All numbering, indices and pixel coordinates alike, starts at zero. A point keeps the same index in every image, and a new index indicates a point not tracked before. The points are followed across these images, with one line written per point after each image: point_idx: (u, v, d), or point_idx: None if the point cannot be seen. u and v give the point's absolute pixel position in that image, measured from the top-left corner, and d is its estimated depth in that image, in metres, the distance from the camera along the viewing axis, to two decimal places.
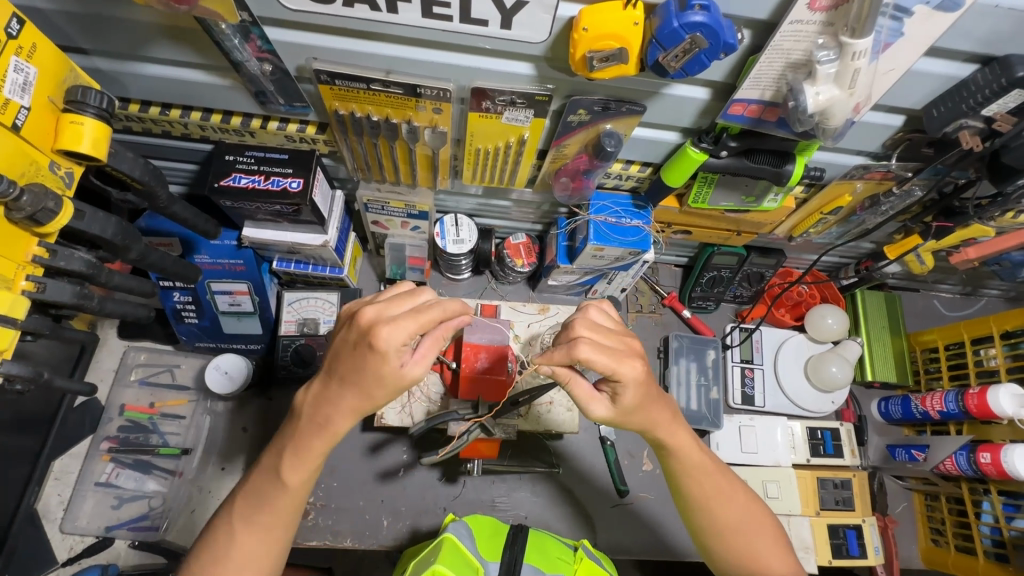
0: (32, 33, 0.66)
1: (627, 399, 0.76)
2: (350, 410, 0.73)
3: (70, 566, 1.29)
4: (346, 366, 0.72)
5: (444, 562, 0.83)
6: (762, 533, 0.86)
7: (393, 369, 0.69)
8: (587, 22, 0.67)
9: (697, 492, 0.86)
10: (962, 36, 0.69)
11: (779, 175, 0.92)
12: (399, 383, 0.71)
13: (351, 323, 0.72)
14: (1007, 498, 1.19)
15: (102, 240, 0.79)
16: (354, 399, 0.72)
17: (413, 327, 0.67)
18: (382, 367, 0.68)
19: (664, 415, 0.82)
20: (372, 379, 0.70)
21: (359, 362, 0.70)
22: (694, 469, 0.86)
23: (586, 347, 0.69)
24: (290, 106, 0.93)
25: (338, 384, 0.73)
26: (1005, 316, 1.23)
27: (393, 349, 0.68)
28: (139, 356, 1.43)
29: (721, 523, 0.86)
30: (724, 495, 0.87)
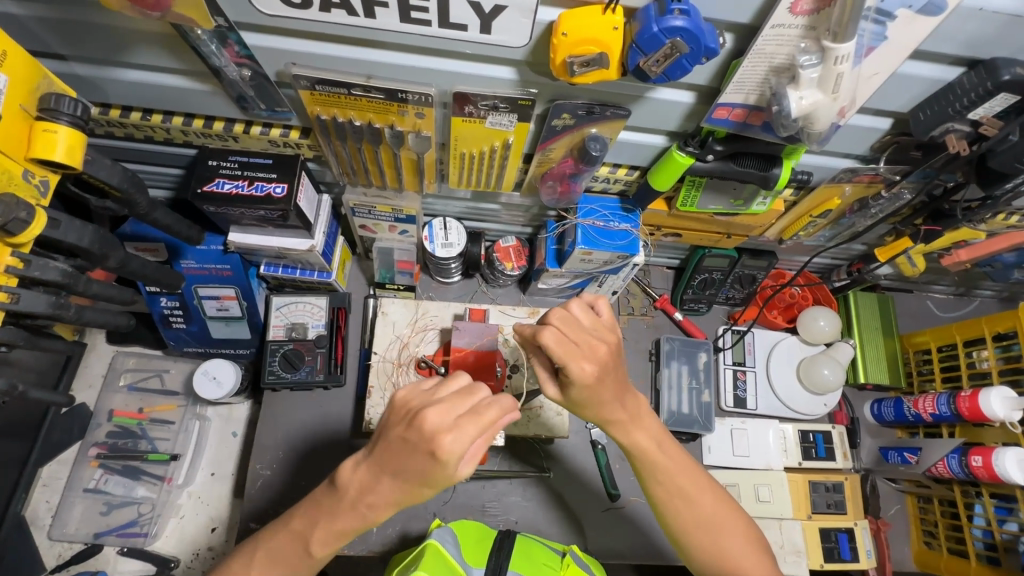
0: (2, 40, 0.65)
1: (575, 395, 0.75)
2: (391, 501, 0.68)
3: (58, 573, 1.28)
4: (397, 463, 0.66)
5: (427, 569, 0.83)
6: (730, 531, 0.85)
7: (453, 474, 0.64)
8: (566, 27, 0.66)
9: (660, 493, 0.86)
10: (946, 39, 0.68)
11: (767, 178, 0.91)
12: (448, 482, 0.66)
13: (405, 420, 0.66)
14: (999, 500, 1.19)
15: (79, 249, 0.78)
16: (400, 490, 0.67)
17: (476, 433, 0.63)
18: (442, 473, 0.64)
19: (622, 414, 0.82)
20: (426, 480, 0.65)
21: (414, 461, 0.64)
22: (657, 468, 0.85)
23: (549, 333, 0.71)
24: (272, 111, 0.92)
25: (384, 474, 0.67)
26: (998, 318, 1.22)
27: (453, 456, 0.63)
28: (128, 361, 1.41)
29: (687, 522, 0.85)
30: (688, 493, 0.85)
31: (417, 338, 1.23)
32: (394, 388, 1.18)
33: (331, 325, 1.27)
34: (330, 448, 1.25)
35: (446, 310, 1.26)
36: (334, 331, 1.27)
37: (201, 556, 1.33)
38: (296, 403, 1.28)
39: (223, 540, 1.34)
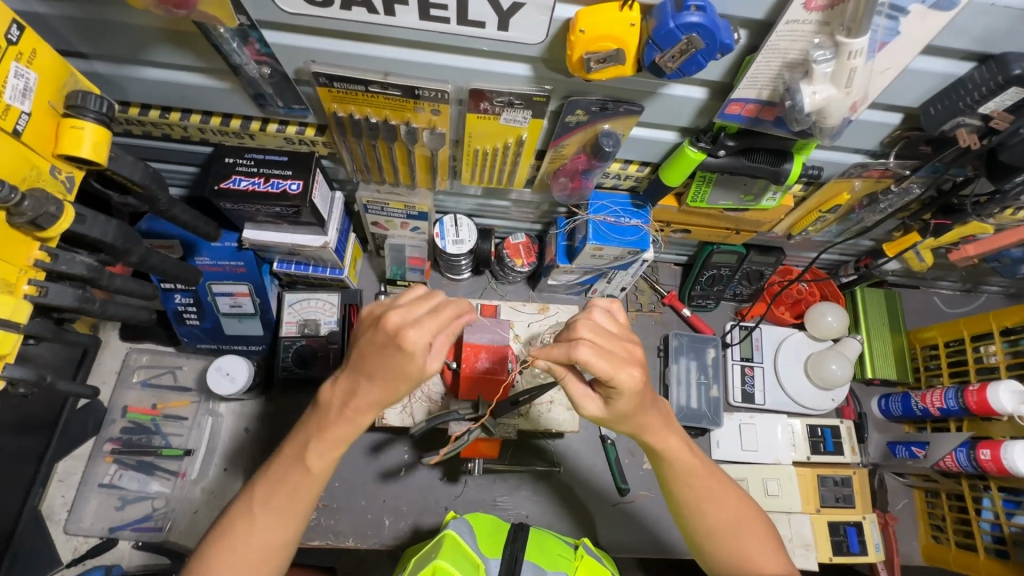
0: (32, 39, 0.66)
1: (623, 405, 0.76)
2: (375, 403, 0.74)
3: (74, 567, 1.30)
4: (371, 367, 0.71)
5: (446, 558, 0.84)
6: (754, 533, 0.86)
7: (418, 372, 0.69)
8: (583, 23, 0.67)
9: (688, 493, 0.87)
10: (958, 34, 0.69)
11: (777, 174, 0.92)
12: (422, 378, 0.71)
13: (374, 325, 0.71)
14: (1008, 494, 1.19)
15: (103, 244, 0.79)
16: (381, 391, 0.73)
17: (437, 329, 0.68)
18: (411, 371, 0.69)
19: (656, 421, 0.82)
20: (400, 382, 0.71)
21: (388, 362, 0.70)
22: (686, 471, 0.86)
23: (588, 350, 0.68)
24: (289, 108, 0.93)
25: (365, 379, 0.73)
26: (1006, 313, 1.23)
27: (417, 350, 0.68)
28: (142, 358, 1.43)
29: (712, 523, 0.86)
30: (712, 497, 0.86)
31: None
32: None
33: (343, 321, 1.28)
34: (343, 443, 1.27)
35: None
36: (346, 328, 1.28)
37: None
38: None
39: None
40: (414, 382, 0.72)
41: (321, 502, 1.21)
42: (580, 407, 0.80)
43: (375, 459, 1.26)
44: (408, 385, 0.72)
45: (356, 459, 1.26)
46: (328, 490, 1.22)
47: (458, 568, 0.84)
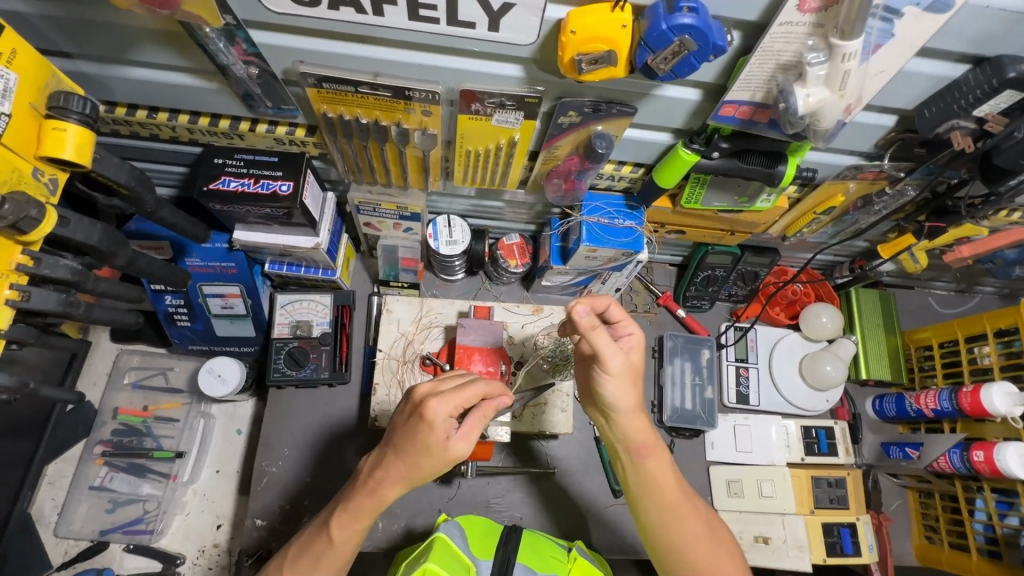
0: (11, 38, 0.65)
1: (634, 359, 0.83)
2: (399, 479, 0.78)
3: (64, 570, 1.29)
4: (399, 443, 0.77)
5: (435, 560, 0.83)
6: (723, 544, 0.87)
7: (439, 445, 0.75)
8: (575, 24, 0.66)
9: (670, 497, 0.85)
10: (952, 36, 0.68)
11: (772, 176, 0.91)
12: (442, 454, 0.75)
13: (408, 399, 0.81)
14: (1000, 495, 1.19)
15: (87, 247, 0.78)
16: (405, 465, 0.77)
17: (457, 400, 0.76)
18: (432, 444, 0.75)
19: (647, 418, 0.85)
20: (424, 457, 0.75)
21: (412, 433, 0.76)
22: (658, 480, 0.85)
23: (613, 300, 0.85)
24: (278, 108, 0.92)
25: (392, 453, 0.78)
26: (999, 314, 1.23)
27: (438, 420, 0.75)
28: (132, 359, 1.42)
29: (680, 537, 0.85)
30: (684, 509, 0.86)
31: (421, 336, 1.23)
32: (400, 385, 1.19)
33: (336, 322, 1.27)
34: (336, 445, 1.26)
35: (450, 307, 1.26)
36: (338, 329, 1.27)
37: (207, 553, 1.33)
38: (300, 400, 1.28)
39: (229, 537, 1.35)
40: (437, 460, 0.76)
41: (313, 505, 1.20)
42: (607, 361, 0.79)
43: None
44: (431, 463, 0.76)
45: (349, 461, 1.25)
46: (321, 493, 1.22)
47: (448, 570, 0.84)
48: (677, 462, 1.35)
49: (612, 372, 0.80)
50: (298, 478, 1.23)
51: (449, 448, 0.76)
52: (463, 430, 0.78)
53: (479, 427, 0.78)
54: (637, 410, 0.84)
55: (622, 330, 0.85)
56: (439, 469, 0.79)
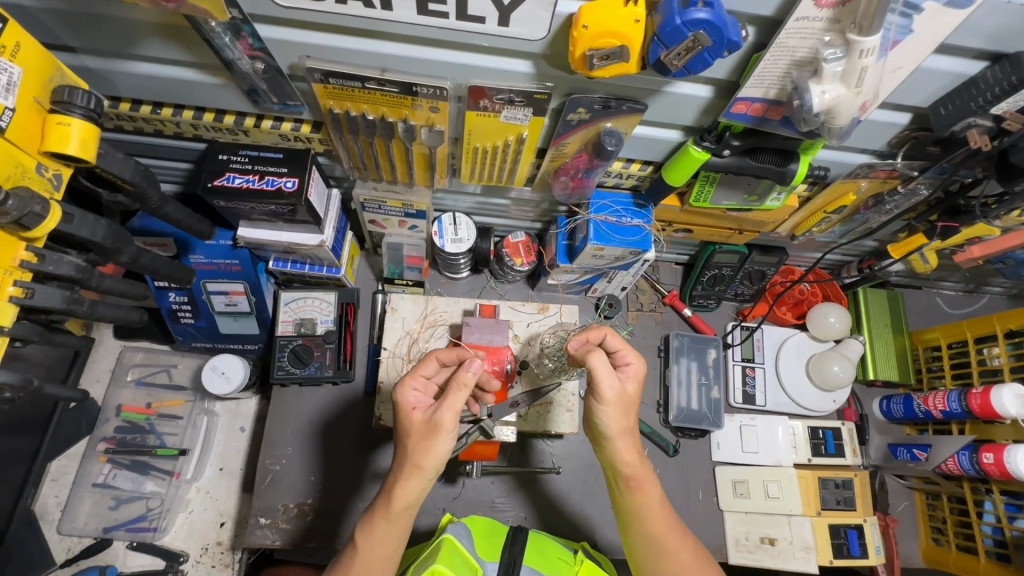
0: (15, 31, 0.64)
1: (631, 387, 0.85)
2: (412, 475, 0.78)
3: (68, 567, 1.28)
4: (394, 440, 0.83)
5: (444, 562, 0.83)
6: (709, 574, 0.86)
7: (409, 415, 0.80)
8: (587, 19, 0.65)
9: (653, 530, 0.85)
10: (971, 32, 0.67)
11: (783, 174, 0.90)
12: (431, 429, 0.77)
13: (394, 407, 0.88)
14: (1009, 497, 1.18)
15: (92, 243, 0.78)
16: (412, 458, 0.78)
17: (414, 375, 0.85)
18: (404, 418, 0.81)
19: (633, 454, 0.84)
20: (408, 437, 0.79)
21: (402, 428, 0.81)
22: (648, 511, 0.85)
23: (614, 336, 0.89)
24: (283, 104, 0.91)
25: (398, 456, 0.80)
26: (1010, 315, 1.22)
27: (406, 400, 0.82)
28: (136, 356, 1.41)
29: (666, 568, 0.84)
30: (671, 541, 0.85)
31: (426, 334, 1.22)
32: None
33: (340, 320, 1.26)
34: (340, 443, 1.25)
35: (455, 306, 1.25)
36: (343, 327, 1.26)
37: (210, 552, 1.33)
38: (304, 398, 1.27)
39: (232, 535, 1.34)
40: (419, 432, 0.78)
41: (318, 503, 1.20)
42: (602, 390, 0.81)
43: (372, 460, 1.25)
44: (416, 439, 0.79)
45: (353, 460, 1.24)
46: (325, 491, 1.21)
47: (454, 571, 0.83)
48: (683, 462, 1.35)
49: (606, 400, 0.81)
50: (301, 476, 1.22)
51: (438, 421, 0.77)
52: (443, 402, 0.78)
53: (456, 393, 0.78)
54: (630, 437, 0.84)
55: (621, 360, 0.88)
56: (434, 449, 0.78)
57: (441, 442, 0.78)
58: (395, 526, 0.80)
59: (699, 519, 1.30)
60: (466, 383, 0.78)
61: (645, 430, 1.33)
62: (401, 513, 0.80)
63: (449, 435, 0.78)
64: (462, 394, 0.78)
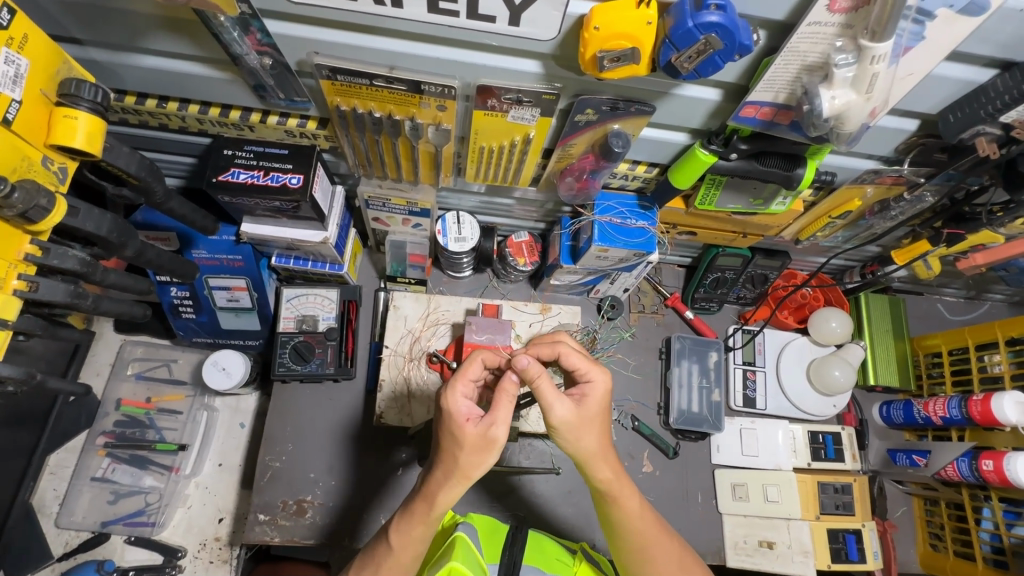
0: (23, 23, 0.64)
1: (593, 407, 0.80)
2: (457, 487, 0.78)
3: (65, 561, 1.28)
4: (437, 444, 0.79)
5: (459, 558, 0.83)
6: None
7: (462, 428, 0.75)
8: (598, 20, 0.65)
9: (636, 541, 0.85)
10: (983, 40, 0.67)
11: (790, 178, 0.90)
12: (481, 445, 0.75)
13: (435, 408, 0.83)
14: (1008, 505, 1.19)
15: (96, 237, 0.77)
16: (459, 471, 0.77)
17: (461, 384, 0.78)
18: (455, 429, 0.76)
19: (609, 471, 0.82)
20: (459, 448, 0.76)
21: (448, 440, 0.77)
22: (630, 520, 0.85)
23: (569, 343, 0.84)
24: (290, 100, 0.91)
25: (440, 466, 0.78)
26: (1011, 322, 1.22)
27: (456, 412, 0.76)
28: (135, 351, 1.41)
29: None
30: (656, 545, 0.86)
31: (429, 333, 1.22)
32: (406, 380, 1.18)
33: (342, 317, 1.26)
34: (340, 441, 1.25)
35: (458, 305, 1.25)
36: (345, 324, 1.26)
37: (208, 547, 1.33)
38: (305, 395, 1.27)
39: (230, 531, 1.34)
40: (472, 446, 0.76)
41: (317, 500, 1.20)
42: (552, 413, 0.78)
43: (372, 459, 1.25)
44: (467, 453, 0.76)
45: (353, 458, 1.24)
46: (324, 489, 1.21)
47: (471, 568, 0.83)
48: (682, 464, 1.35)
49: (559, 422, 0.78)
50: (301, 474, 1.22)
51: (489, 438, 0.75)
52: (494, 418, 0.76)
53: (507, 405, 0.76)
54: (601, 456, 0.81)
55: (581, 377, 0.83)
56: (485, 462, 0.77)
57: (492, 456, 0.77)
58: (432, 526, 0.81)
59: (698, 522, 1.30)
60: (514, 393, 0.77)
61: (645, 432, 1.34)
62: (440, 514, 0.80)
63: (501, 450, 0.77)
64: (512, 408, 0.77)
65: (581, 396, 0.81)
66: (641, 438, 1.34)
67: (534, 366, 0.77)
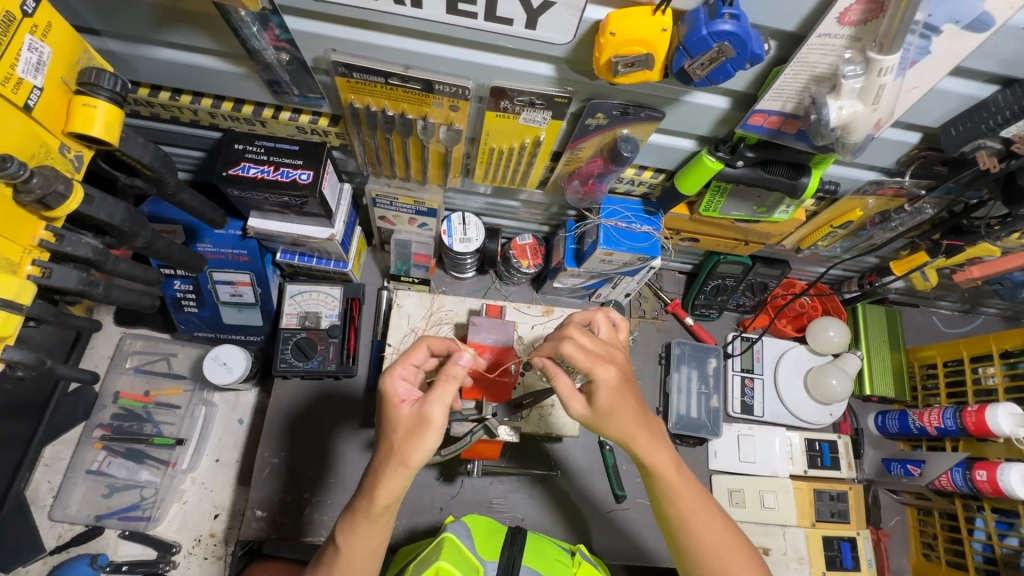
0: (47, 11, 0.64)
1: (603, 399, 0.80)
2: (394, 480, 0.77)
3: (57, 555, 1.27)
4: (380, 432, 0.81)
5: (447, 558, 0.84)
6: (741, 562, 0.84)
7: (396, 409, 0.79)
8: (614, 26, 0.66)
9: (675, 513, 0.86)
10: (986, 57, 0.69)
11: (794, 187, 0.92)
12: (416, 423, 0.76)
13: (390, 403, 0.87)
14: (1001, 515, 1.20)
15: (109, 226, 0.78)
16: (396, 457, 0.76)
17: (400, 365, 0.84)
18: (391, 411, 0.79)
19: (639, 431, 0.83)
20: (396, 433, 0.78)
21: (387, 424, 0.80)
22: (672, 488, 0.85)
23: (572, 344, 0.81)
24: (304, 97, 0.92)
25: (383, 452, 0.78)
26: (1006, 335, 1.24)
27: (392, 393, 0.81)
28: (135, 344, 1.40)
29: (701, 545, 0.85)
30: (698, 518, 0.85)
31: (431, 332, 1.22)
32: None
33: (345, 315, 1.26)
34: (338, 438, 1.25)
35: (461, 305, 1.25)
36: (347, 322, 1.26)
37: (203, 543, 1.32)
38: (305, 391, 1.27)
39: (226, 527, 1.33)
40: (408, 429, 0.77)
41: (315, 498, 1.19)
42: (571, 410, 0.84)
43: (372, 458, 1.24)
44: (403, 435, 0.77)
45: (352, 455, 1.24)
46: (323, 486, 1.21)
47: (459, 569, 0.85)
48: None
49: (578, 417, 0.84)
50: (300, 470, 1.21)
51: (424, 416, 0.76)
52: (431, 396, 0.76)
53: (446, 384, 0.76)
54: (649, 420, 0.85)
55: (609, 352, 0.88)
56: (422, 445, 0.76)
57: (430, 437, 0.76)
58: (377, 525, 0.79)
59: None
60: (458, 375, 0.76)
61: None
62: (384, 511, 0.79)
63: (438, 430, 0.76)
64: (447, 388, 0.77)
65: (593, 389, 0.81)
66: None
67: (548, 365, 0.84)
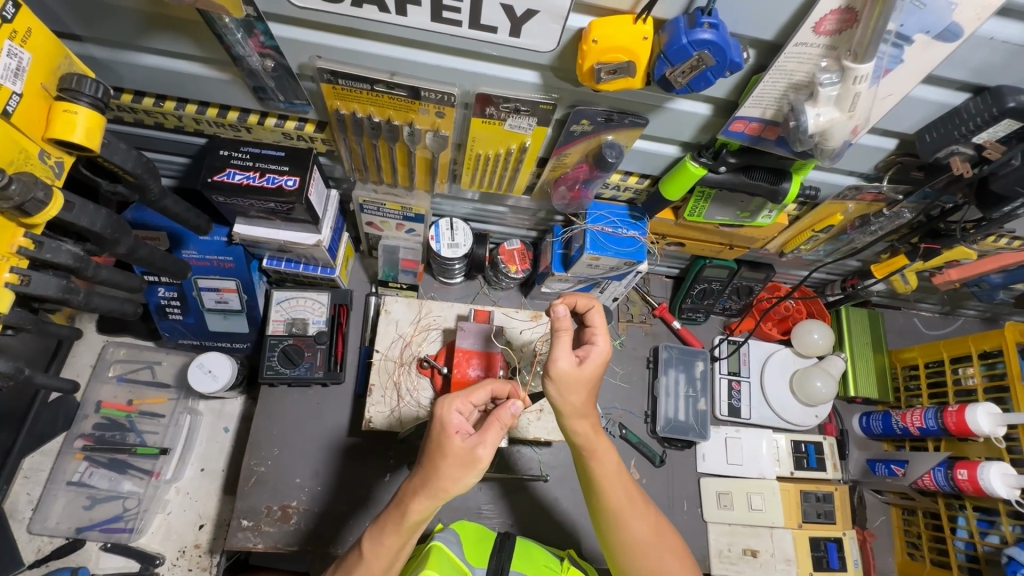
0: (27, 17, 0.64)
1: (591, 367, 0.84)
2: (428, 503, 0.77)
3: (37, 568, 1.24)
4: (423, 450, 0.80)
5: (434, 567, 0.85)
6: (673, 552, 0.90)
7: (450, 439, 0.76)
8: (596, 34, 0.67)
9: (611, 502, 0.90)
10: (956, 66, 0.71)
11: (775, 192, 0.93)
12: (467, 458, 0.76)
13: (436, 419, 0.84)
14: (982, 513, 1.22)
15: (89, 232, 0.77)
16: (434, 486, 0.76)
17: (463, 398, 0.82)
18: (443, 439, 0.77)
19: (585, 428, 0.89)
20: (442, 458, 0.76)
21: (433, 448, 0.78)
22: (605, 478, 0.90)
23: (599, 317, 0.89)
24: (289, 103, 0.92)
25: (420, 474, 0.78)
26: (983, 336, 1.26)
27: (450, 421, 0.78)
28: (118, 352, 1.38)
29: (630, 538, 0.89)
30: (625, 510, 0.90)
31: (420, 338, 1.22)
32: (396, 386, 1.17)
33: (332, 321, 1.25)
34: (325, 445, 1.24)
35: (450, 310, 1.25)
36: (334, 328, 1.25)
37: (187, 554, 1.30)
38: (292, 399, 1.26)
39: (211, 538, 1.31)
40: (455, 459, 0.76)
41: (303, 506, 1.19)
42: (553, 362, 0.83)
43: (360, 465, 1.24)
44: (449, 464, 0.76)
45: (340, 463, 1.23)
46: (310, 494, 1.20)
47: None
48: (668, 474, 1.36)
49: (554, 373, 0.83)
50: (286, 478, 1.20)
51: (472, 453, 0.76)
52: (485, 437, 0.77)
53: (496, 429, 0.78)
54: (581, 412, 0.87)
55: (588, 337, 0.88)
56: (463, 480, 0.76)
57: (472, 475, 0.76)
58: (403, 539, 0.80)
59: (685, 530, 1.32)
60: (508, 423, 0.78)
61: (632, 440, 1.35)
62: (412, 527, 0.80)
63: (482, 472, 0.77)
64: (503, 433, 0.79)
65: (584, 357, 0.85)
66: (627, 447, 1.36)
67: (565, 318, 0.81)
